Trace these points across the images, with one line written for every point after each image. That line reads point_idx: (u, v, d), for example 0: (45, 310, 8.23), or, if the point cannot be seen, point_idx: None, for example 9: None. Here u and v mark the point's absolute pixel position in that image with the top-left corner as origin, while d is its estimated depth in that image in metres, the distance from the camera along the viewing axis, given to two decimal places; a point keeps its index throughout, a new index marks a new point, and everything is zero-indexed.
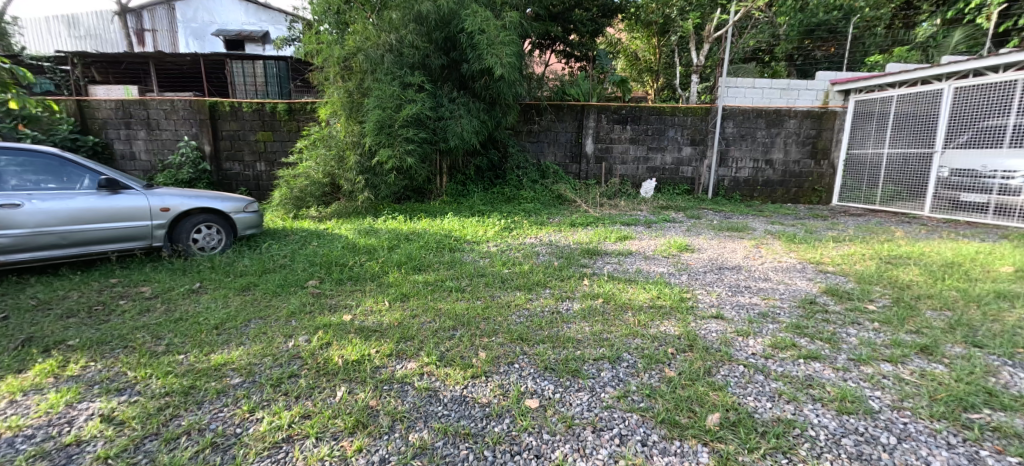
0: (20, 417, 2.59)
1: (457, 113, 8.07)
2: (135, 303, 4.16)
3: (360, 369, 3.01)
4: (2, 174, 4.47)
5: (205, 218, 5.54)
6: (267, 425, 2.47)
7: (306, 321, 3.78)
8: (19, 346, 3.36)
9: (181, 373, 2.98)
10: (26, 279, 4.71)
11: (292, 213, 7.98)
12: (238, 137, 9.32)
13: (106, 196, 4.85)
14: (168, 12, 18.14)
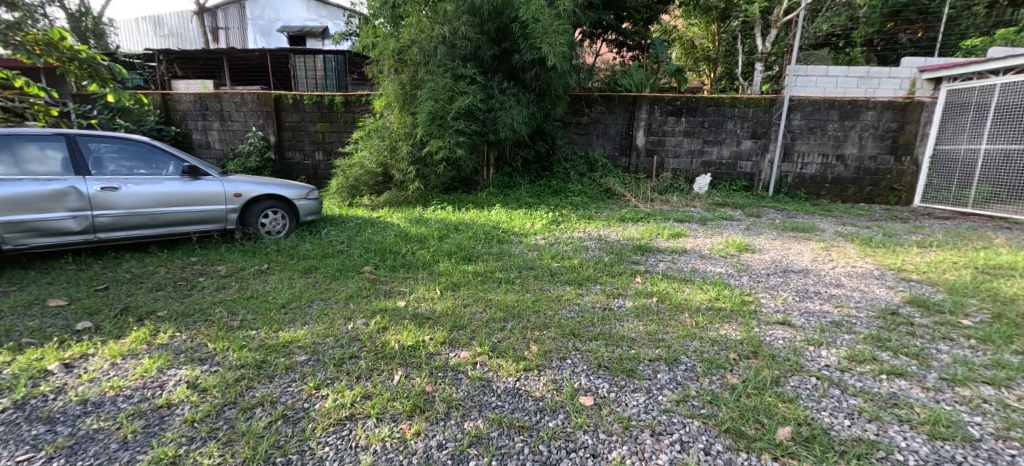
0: (121, 378, 2.86)
1: (507, 104, 8.09)
2: (213, 280, 4.49)
3: (416, 355, 3.10)
4: (102, 160, 4.89)
5: (271, 203, 5.88)
6: (332, 402, 2.59)
7: (363, 304, 3.94)
8: (118, 314, 3.72)
9: (254, 348, 3.19)
10: (119, 255, 5.19)
11: (347, 200, 8.30)
12: (299, 128, 9.78)
13: (188, 182, 5.26)
14: (239, 10, 19.32)
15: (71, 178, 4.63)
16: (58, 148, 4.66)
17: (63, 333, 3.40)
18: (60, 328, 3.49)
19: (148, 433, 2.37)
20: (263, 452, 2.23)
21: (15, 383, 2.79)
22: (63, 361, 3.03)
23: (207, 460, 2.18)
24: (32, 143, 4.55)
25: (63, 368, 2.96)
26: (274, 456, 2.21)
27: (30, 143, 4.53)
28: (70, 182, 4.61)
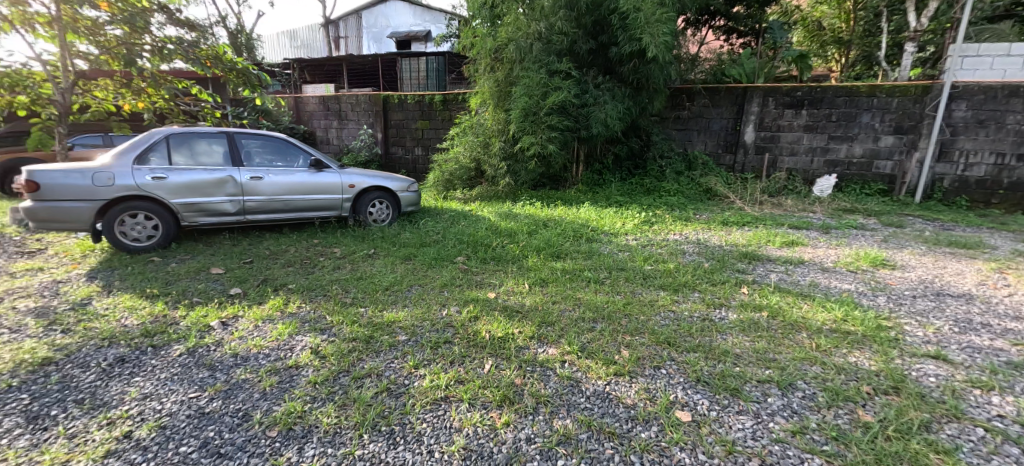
0: (262, 338, 3.28)
1: (601, 99, 7.80)
2: (331, 261, 4.95)
3: (506, 347, 3.13)
4: (250, 154, 5.60)
5: (378, 195, 6.32)
6: (429, 382, 2.71)
7: (457, 292, 4.09)
8: (259, 284, 4.29)
9: (363, 324, 3.45)
10: (256, 235, 5.93)
11: (441, 193, 8.67)
12: (402, 126, 10.30)
13: (313, 173, 5.85)
14: (356, 20, 21.13)
15: (228, 169, 5.39)
16: (219, 143, 5.44)
17: (219, 297, 4.01)
18: (217, 292, 4.11)
19: (281, 388, 2.69)
20: (370, 420, 2.40)
21: (188, 333, 3.35)
22: (220, 320, 3.56)
23: (326, 419, 2.41)
24: (202, 139, 5.38)
25: (220, 326, 3.48)
26: (380, 425, 2.38)
27: (200, 139, 5.36)
28: (228, 172, 5.37)
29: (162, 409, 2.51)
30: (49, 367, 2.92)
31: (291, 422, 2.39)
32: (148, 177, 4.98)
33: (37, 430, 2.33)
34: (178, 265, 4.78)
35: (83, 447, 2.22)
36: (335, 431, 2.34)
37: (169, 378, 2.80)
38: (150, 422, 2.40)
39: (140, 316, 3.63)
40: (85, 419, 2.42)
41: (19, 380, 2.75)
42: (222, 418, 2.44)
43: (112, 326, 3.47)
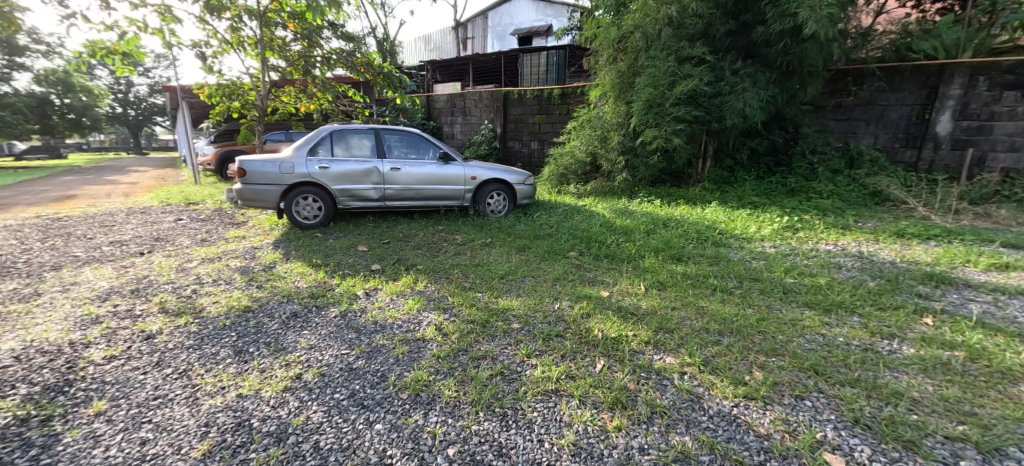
0: (396, 310, 3.71)
1: (739, 86, 7.03)
2: (453, 247, 5.21)
3: (619, 348, 3.01)
4: (391, 147, 6.13)
5: (497, 187, 6.49)
6: (541, 373, 2.79)
7: (569, 287, 4.01)
8: (394, 262, 4.73)
9: (480, 308, 3.67)
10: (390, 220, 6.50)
11: (556, 187, 8.63)
12: (520, 120, 10.43)
13: (441, 165, 6.21)
14: (483, 20, 22.07)
15: (374, 161, 5.98)
16: (368, 138, 6.05)
17: (364, 270, 4.54)
18: (362, 266, 4.64)
19: (410, 357, 3.04)
20: (485, 400, 2.58)
21: (341, 298, 3.91)
22: (365, 289, 4.08)
23: (447, 392, 2.67)
24: (356, 134, 6.06)
25: (365, 294, 4.00)
26: (493, 406, 2.54)
27: (354, 134, 6.03)
28: (373, 163, 5.96)
29: (321, 359, 3.04)
30: (246, 315, 3.65)
31: (417, 389, 2.71)
32: (316, 167, 5.78)
33: (240, 361, 3.02)
34: (335, 241, 5.46)
35: (267, 382, 2.81)
36: (454, 404, 2.58)
37: (327, 335, 3.34)
38: (313, 369, 2.94)
39: (309, 280, 4.31)
40: (270, 358, 3.05)
41: (229, 321, 3.54)
42: (365, 375, 2.86)
43: (290, 285, 4.19)
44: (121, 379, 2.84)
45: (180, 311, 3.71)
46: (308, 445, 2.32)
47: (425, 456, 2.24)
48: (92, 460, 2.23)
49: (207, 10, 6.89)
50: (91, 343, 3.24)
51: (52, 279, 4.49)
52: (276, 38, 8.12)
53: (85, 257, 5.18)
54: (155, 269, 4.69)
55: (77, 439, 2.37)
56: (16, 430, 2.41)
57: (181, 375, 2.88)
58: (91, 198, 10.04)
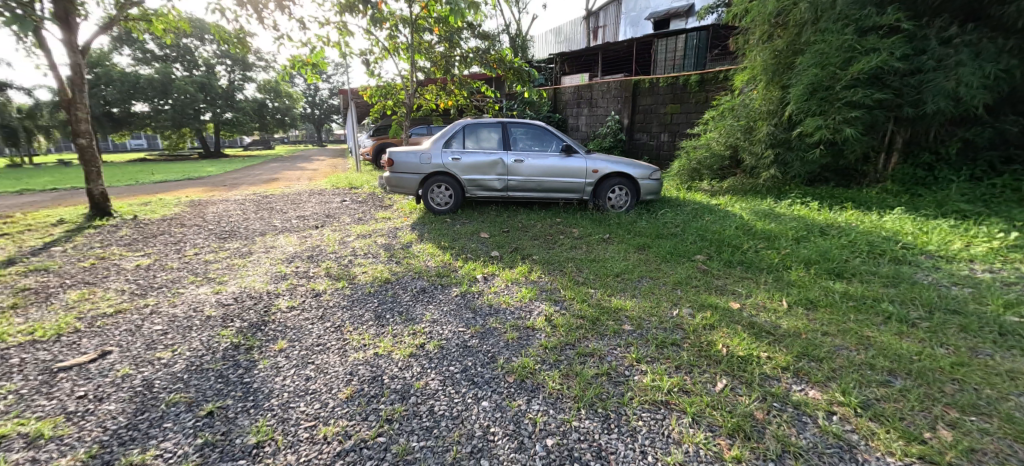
0: (509, 296, 3.65)
1: (951, 59, 5.35)
2: (570, 240, 5.01)
3: (747, 370, 2.63)
4: (516, 140, 6.17)
5: (619, 181, 6.08)
6: (650, 381, 2.57)
7: (692, 294, 3.54)
8: (512, 250, 4.71)
9: (592, 304, 3.43)
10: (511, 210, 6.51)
11: (686, 183, 7.83)
12: (650, 111, 9.37)
13: (563, 158, 6.03)
14: (617, 8, 21.16)
15: (500, 152, 6.09)
16: (496, 131, 6.18)
17: (484, 256, 4.58)
18: (483, 252, 4.70)
19: (519, 343, 2.98)
20: (588, 397, 2.46)
21: (463, 280, 3.97)
22: (483, 274, 4.10)
23: (551, 383, 2.58)
24: (485, 128, 6.23)
25: (483, 279, 4.01)
26: (596, 406, 2.40)
27: (484, 127, 6.21)
28: (499, 155, 6.07)
29: (441, 333, 3.12)
30: (386, 285, 3.91)
31: (524, 375, 2.66)
32: (449, 157, 6.09)
33: (379, 324, 3.24)
34: (461, 226, 5.64)
35: (397, 346, 2.97)
36: (557, 396, 2.49)
37: (448, 311, 3.42)
38: (433, 341, 3.02)
39: (437, 260, 4.48)
40: (401, 326, 3.22)
41: (373, 289, 3.83)
42: (477, 354, 2.88)
43: (422, 263, 4.40)
44: (298, 325, 3.26)
45: (338, 277, 4.11)
46: (425, 407, 2.43)
47: (525, 441, 2.20)
48: (278, 387, 2.58)
49: (373, 22, 7.79)
50: (280, 294, 3.77)
51: (257, 242, 5.34)
52: (424, 41, 8.65)
53: (279, 227, 6.11)
54: (324, 240, 5.30)
55: (267, 367, 2.77)
56: (229, 356, 2.89)
57: (335, 329, 3.19)
58: (285, 181, 12.00)
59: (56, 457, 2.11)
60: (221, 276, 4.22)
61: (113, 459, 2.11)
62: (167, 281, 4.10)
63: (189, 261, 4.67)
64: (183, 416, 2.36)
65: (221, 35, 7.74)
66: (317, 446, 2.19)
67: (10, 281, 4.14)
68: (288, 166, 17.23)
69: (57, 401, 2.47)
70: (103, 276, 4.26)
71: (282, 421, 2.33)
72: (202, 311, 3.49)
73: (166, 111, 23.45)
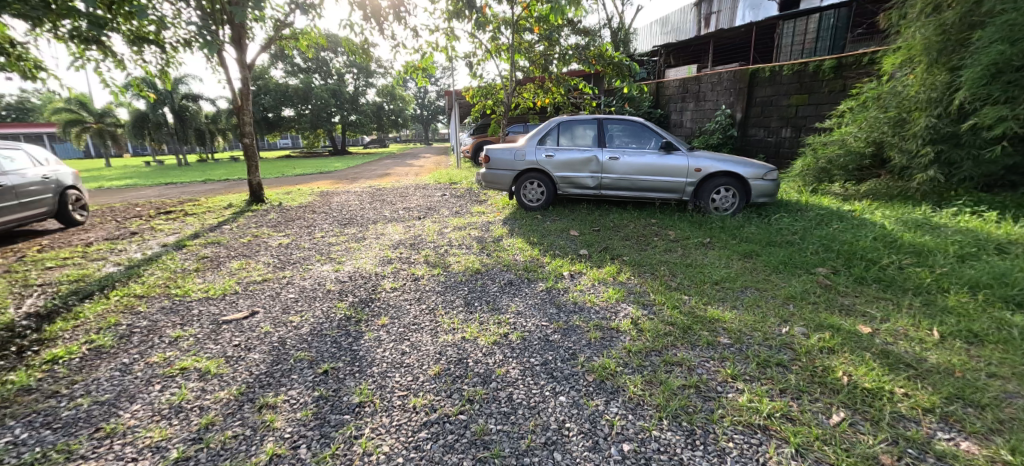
0: (594, 296, 3.45)
1: None
2: (664, 242, 4.64)
3: (871, 405, 2.20)
4: (612, 137, 5.89)
5: (725, 181, 5.49)
6: (746, 401, 2.26)
7: (808, 312, 3.04)
8: (601, 250, 4.49)
9: (684, 312, 3.11)
10: (603, 208, 6.23)
11: (809, 186, 6.25)
12: (770, 103, 7.43)
13: (662, 155, 5.61)
14: None
15: (594, 149, 5.87)
16: (591, 128, 5.96)
17: (573, 253, 4.42)
18: (572, 249, 4.53)
19: (601, 343, 2.79)
20: (672, 408, 2.22)
21: (549, 276, 3.85)
22: (570, 271, 3.94)
23: (632, 387, 2.37)
24: (580, 124, 6.04)
25: (570, 276, 3.85)
26: (681, 419, 2.17)
27: (579, 124, 6.03)
28: (593, 152, 5.86)
29: (525, 325, 3.03)
30: (476, 275, 3.92)
31: (604, 375, 2.47)
32: (543, 154, 6.04)
33: (468, 311, 3.24)
34: (551, 223, 5.53)
35: (483, 332, 2.94)
36: (637, 401, 2.29)
37: (532, 305, 3.32)
38: (516, 331, 2.94)
39: (526, 255, 4.42)
40: (487, 314, 3.18)
41: (465, 277, 3.87)
42: (559, 349, 2.74)
43: (510, 257, 4.36)
44: (398, 304, 3.38)
45: (435, 264, 4.22)
46: (504, 393, 2.36)
47: (601, 443, 2.05)
48: (379, 357, 2.68)
49: (477, 26, 7.92)
50: (385, 275, 3.96)
51: (371, 229, 5.71)
52: (524, 41, 8.58)
53: (388, 216, 6.51)
54: (424, 230, 5.52)
55: (371, 339, 2.88)
56: (342, 325, 3.07)
57: (429, 311, 3.25)
58: (397, 175, 12.90)
59: (217, 390, 2.39)
60: (340, 256, 4.58)
61: (255, 398, 2.33)
62: (302, 258, 4.52)
63: (317, 242, 5.14)
64: (306, 371, 2.55)
65: (349, 47, 8.42)
66: (407, 414, 2.22)
67: (195, 250, 4.91)
68: (400, 163, 18.51)
69: (221, 346, 2.82)
70: (255, 250, 4.87)
71: (380, 387, 2.41)
72: (324, 285, 3.78)
73: (306, 115, 26.64)
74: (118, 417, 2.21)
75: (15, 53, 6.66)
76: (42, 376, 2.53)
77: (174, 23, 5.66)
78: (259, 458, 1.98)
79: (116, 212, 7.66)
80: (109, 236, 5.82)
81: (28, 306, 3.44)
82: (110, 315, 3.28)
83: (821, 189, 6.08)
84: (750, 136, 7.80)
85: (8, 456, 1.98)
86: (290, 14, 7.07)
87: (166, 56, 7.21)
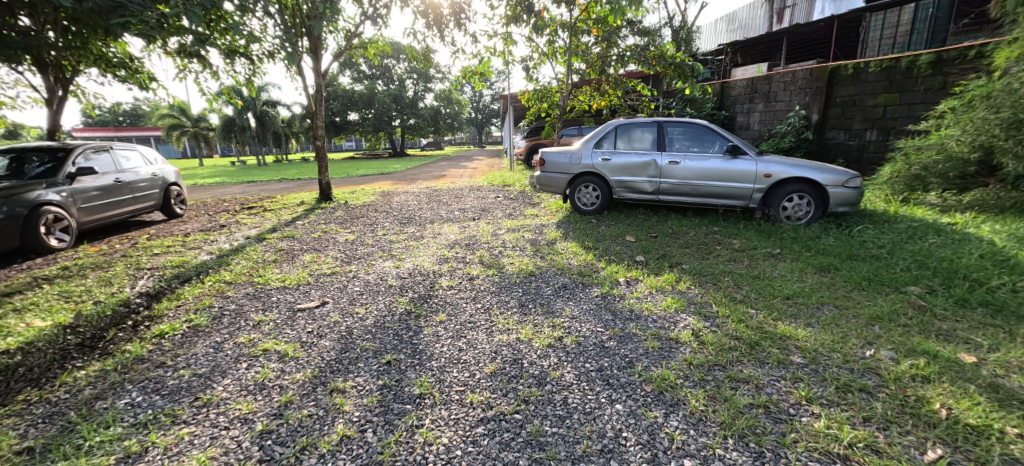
0: (652, 304, 3.32)
1: None
2: (728, 251, 4.40)
3: (976, 444, 1.95)
4: (672, 140, 5.67)
5: (798, 187, 5.11)
6: (823, 426, 2.08)
7: (897, 334, 2.76)
8: (659, 257, 4.32)
9: (752, 326, 2.91)
10: (662, 214, 6.01)
11: (900, 195, 5.70)
12: (852, 103, 6.84)
13: (727, 160, 5.33)
14: None
15: (653, 153, 5.68)
16: (650, 131, 5.78)
17: (628, 259, 4.29)
18: (627, 255, 4.40)
19: (660, 353, 2.67)
20: (738, 427, 2.09)
21: (604, 281, 3.76)
22: (626, 278, 3.82)
23: (694, 401, 2.25)
24: (639, 127, 5.87)
25: (625, 282, 3.74)
26: (748, 439, 2.03)
27: (637, 127, 5.86)
28: (652, 156, 5.67)
29: (579, 329, 2.97)
30: (530, 278, 3.90)
31: (663, 387, 2.36)
32: (599, 158, 5.92)
33: (522, 312, 3.22)
34: (606, 228, 5.41)
35: (537, 335, 2.91)
36: (700, 416, 2.16)
37: (587, 310, 3.25)
38: (571, 336, 2.89)
39: (580, 259, 4.34)
40: (542, 317, 3.15)
41: (519, 279, 3.86)
42: (615, 356, 2.66)
43: (564, 261, 4.30)
44: (454, 302, 3.43)
45: (490, 265, 4.24)
46: (559, 396, 2.32)
47: (660, 455, 1.96)
48: (437, 352, 2.72)
49: (534, 30, 7.91)
50: (442, 273, 4.04)
51: (428, 228, 5.85)
52: (581, 43, 8.45)
53: (444, 216, 6.65)
54: (479, 231, 5.57)
55: (430, 334, 2.94)
56: (403, 319, 3.15)
57: (484, 311, 3.27)
58: (452, 177, 13.18)
59: (295, 371, 2.53)
60: (401, 253, 4.72)
61: (327, 382, 2.44)
62: (366, 254, 4.72)
63: (379, 239, 5.33)
64: (371, 361, 2.63)
65: (411, 54, 8.69)
66: (464, 409, 2.24)
67: (274, 243, 5.26)
68: (456, 164, 18.90)
69: (297, 332, 2.99)
70: (325, 244, 5.14)
71: (439, 381, 2.44)
72: (386, 280, 3.91)
73: (369, 119, 27.85)
74: (213, 388, 2.38)
75: (132, 65, 7.49)
76: (153, 348, 2.79)
77: (261, 37, 6.12)
78: (330, 438, 2.05)
79: (208, 207, 8.40)
80: (202, 227, 6.38)
81: (141, 286, 3.85)
82: (206, 297, 3.58)
83: (914, 198, 5.49)
84: (827, 138, 7.24)
85: (127, 415, 2.18)
86: (361, 24, 7.43)
87: (252, 67, 7.80)
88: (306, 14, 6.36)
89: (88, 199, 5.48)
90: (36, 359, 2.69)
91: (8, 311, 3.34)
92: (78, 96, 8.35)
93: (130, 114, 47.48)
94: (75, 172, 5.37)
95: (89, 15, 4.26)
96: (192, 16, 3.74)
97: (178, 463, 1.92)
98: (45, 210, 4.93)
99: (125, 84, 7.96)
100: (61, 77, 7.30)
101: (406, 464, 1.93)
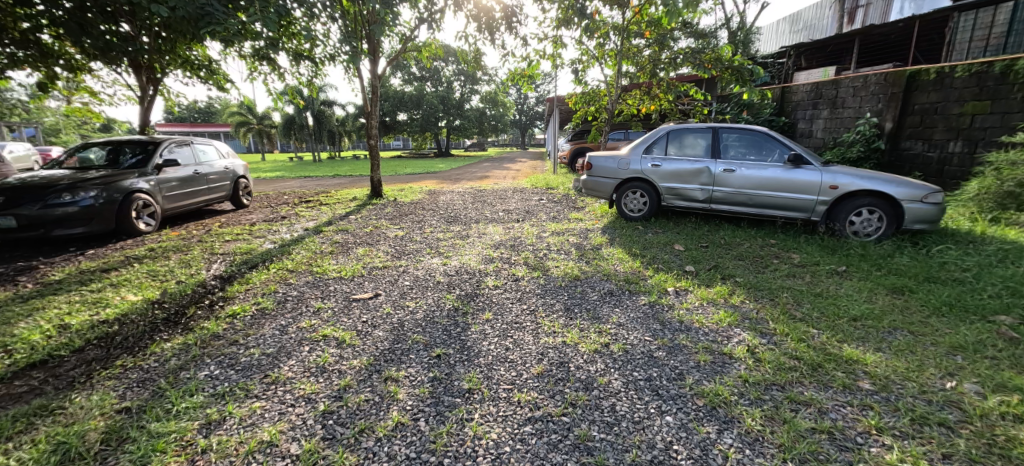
0: (703, 317, 3.22)
1: None
2: (787, 266, 4.19)
3: None
4: (727, 147, 5.48)
5: (869, 201, 4.78)
6: (896, 459, 1.96)
7: (984, 368, 2.53)
8: (711, 268, 4.18)
9: (814, 347, 2.77)
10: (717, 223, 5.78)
11: (989, 213, 5.20)
12: (932, 111, 6.33)
13: (787, 169, 5.08)
14: None
15: (706, 160, 5.51)
16: (703, 137, 5.61)
17: (677, 269, 4.18)
18: (675, 264, 4.30)
19: (713, 368, 2.59)
20: (799, 451, 2.01)
21: (652, 290, 3.69)
22: (675, 287, 3.74)
23: (750, 420, 2.18)
24: (692, 133, 5.71)
25: (674, 292, 3.65)
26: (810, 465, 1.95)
27: (690, 133, 5.71)
28: (705, 163, 5.50)
29: (627, 337, 2.94)
30: (575, 282, 3.89)
31: (716, 402, 2.30)
32: (649, 164, 5.81)
33: (568, 316, 3.22)
34: (654, 235, 5.30)
35: (584, 339, 2.91)
36: (756, 436, 2.10)
37: (634, 318, 3.20)
38: (618, 342, 2.86)
39: (627, 266, 4.27)
40: (588, 322, 3.14)
41: (564, 283, 3.86)
42: (664, 366, 2.61)
43: (611, 267, 4.25)
44: (501, 302, 3.49)
45: (535, 267, 4.27)
46: (607, 402, 2.31)
47: None
48: (485, 349, 2.78)
49: (586, 32, 7.84)
50: (488, 273, 4.12)
51: (473, 228, 5.96)
52: (633, 46, 8.28)
53: (489, 217, 6.73)
54: (524, 233, 5.62)
55: (477, 331, 3.00)
56: (452, 315, 3.24)
57: (530, 312, 3.30)
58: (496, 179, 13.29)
59: (352, 358, 2.67)
60: (448, 251, 4.83)
61: (381, 370, 2.55)
62: (414, 250, 4.86)
63: (427, 236, 5.49)
64: (421, 353, 2.73)
65: (462, 57, 8.85)
66: (512, 407, 2.27)
67: (330, 235, 5.53)
68: None
69: (352, 321, 3.14)
70: (376, 239, 5.35)
71: (487, 378, 2.49)
72: (434, 276, 4.03)
73: (416, 119, 28.56)
74: (280, 367, 2.56)
75: (211, 67, 8.09)
76: (227, 326, 3.03)
77: (326, 42, 6.45)
78: (386, 423, 2.15)
79: (272, 199, 8.92)
80: (266, 218, 6.81)
81: (215, 269, 4.18)
82: (272, 282, 3.83)
83: (1005, 217, 5.01)
84: (903, 149, 6.75)
85: (208, 386, 2.38)
86: (416, 28, 7.70)
87: (314, 68, 8.21)
88: (366, 18, 6.62)
89: (170, 188, 5.98)
90: (130, 330, 3.00)
91: (105, 286, 3.72)
92: (165, 95, 9.13)
93: (205, 112, 51.49)
94: (162, 163, 5.87)
95: (180, 22, 4.64)
96: (271, 25, 4.02)
97: (251, 434, 2.08)
98: (136, 197, 5.42)
99: (205, 83, 8.61)
100: (152, 77, 8.02)
101: (458, 456, 1.98)
